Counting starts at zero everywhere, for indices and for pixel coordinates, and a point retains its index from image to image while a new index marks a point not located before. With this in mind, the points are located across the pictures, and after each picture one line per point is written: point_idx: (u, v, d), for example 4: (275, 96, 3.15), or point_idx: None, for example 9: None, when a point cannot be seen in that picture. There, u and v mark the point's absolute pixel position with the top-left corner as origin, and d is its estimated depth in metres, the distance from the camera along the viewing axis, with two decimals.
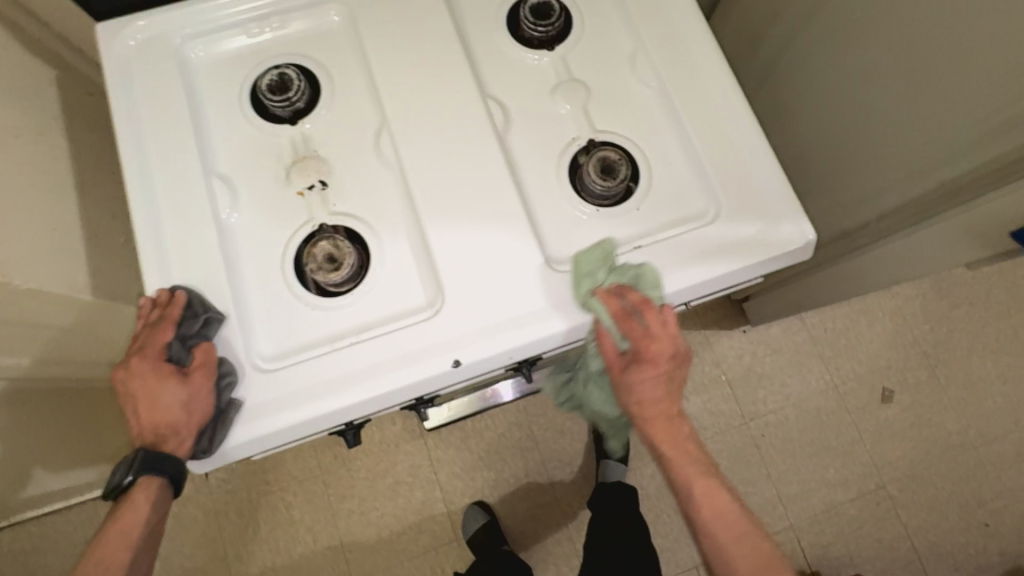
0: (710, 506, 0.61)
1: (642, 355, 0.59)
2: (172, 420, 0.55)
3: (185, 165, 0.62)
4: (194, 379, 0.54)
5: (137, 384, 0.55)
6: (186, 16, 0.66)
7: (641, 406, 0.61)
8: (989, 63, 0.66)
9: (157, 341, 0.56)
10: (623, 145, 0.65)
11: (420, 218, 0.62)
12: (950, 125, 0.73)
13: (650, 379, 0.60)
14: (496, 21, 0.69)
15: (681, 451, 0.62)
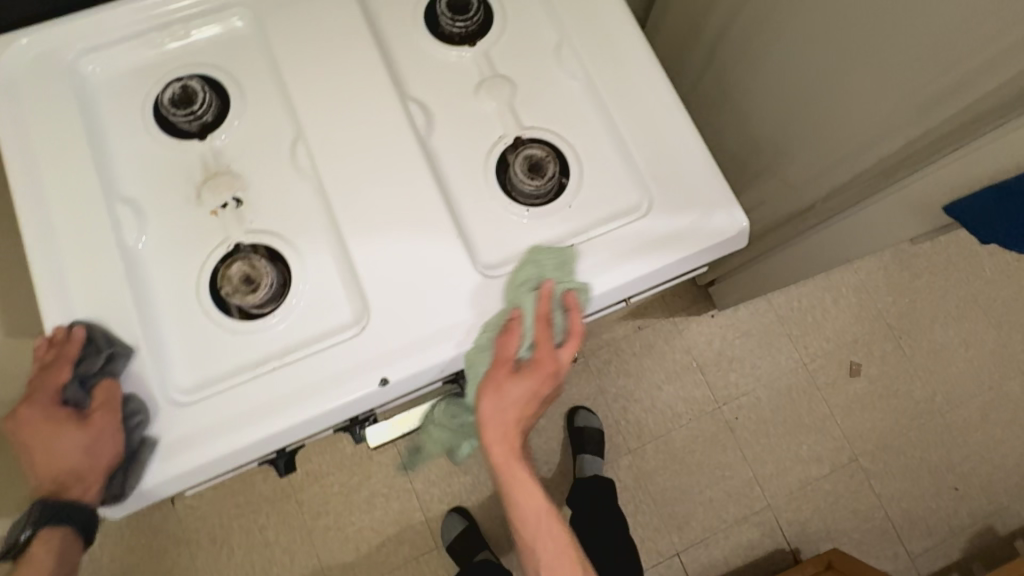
0: (548, 550, 0.63)
1: (534, 369, 0.56)
2: (73, 467, 0.52)
3: (84, 191, 0.58)
4: (93, 421, 0.52)
5: (32, 432, 0.52)
6: (77, 30, 0.62)
7: (508, 419, 0.57)
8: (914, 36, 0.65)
9: (54, 384, 0.53)
10: (552, 141, 0.63)
11: (342, 231, 0.59)
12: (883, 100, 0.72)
13: (521, 397, 0.57)
14: (414, 19, 0.66)
15: (529, 487, 0.61)
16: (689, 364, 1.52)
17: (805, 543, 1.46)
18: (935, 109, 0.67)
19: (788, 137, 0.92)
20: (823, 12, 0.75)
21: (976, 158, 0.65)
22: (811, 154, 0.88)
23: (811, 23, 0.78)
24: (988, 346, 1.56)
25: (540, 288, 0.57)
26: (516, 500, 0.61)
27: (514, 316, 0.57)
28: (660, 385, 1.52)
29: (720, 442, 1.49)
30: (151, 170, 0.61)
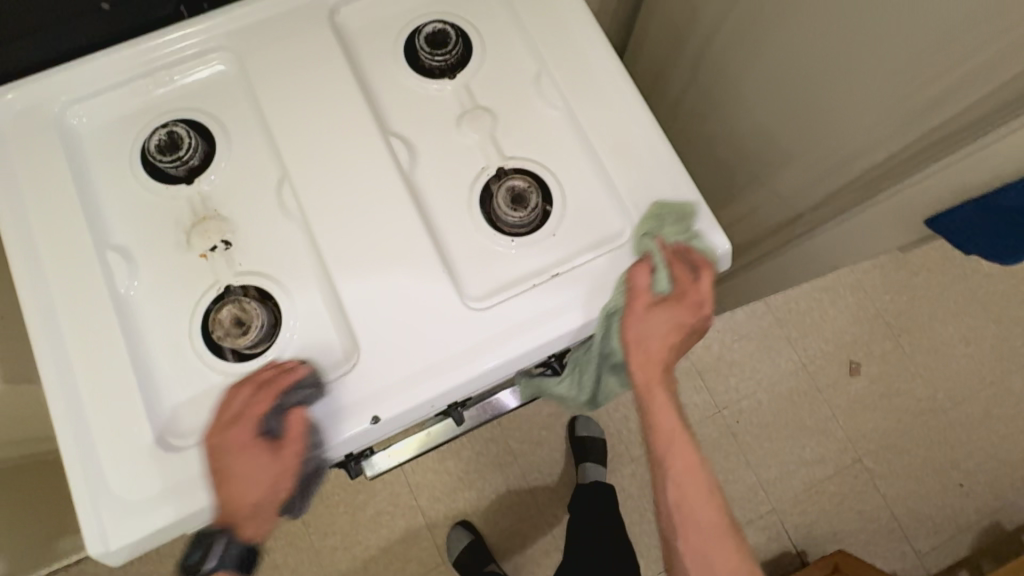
0: (688, 491, 0.60)
1: (680, 297, 0.58)
2: (269, 497, 0.54)
3: (76, 241, 0.60)
4: (290, 452, 0.54)
5: (231, 466, 0.53)
6: (64, 82, 0.63)
7: (649, 347, 0.58)
8: (891, 52, 0.65)
9: (246, 418, 0.54)
10: (534, 170, 0.64)
11: (329, 270, 0.60)
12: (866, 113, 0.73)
13: (672, 325, 0.58)
14: (394, 55, 0.68)
15: (671, 418, 0.59)
16: (689, 370, 1.53)
17: (811, 545, 1.46)
18: (917, 122, 0.67)
19: (773, 149, 0.92)
20: (802, 28, 0.76)
21: (963, 170, 0.66)
22: (798, 165, 0.89)
23: (792, 37, 0.79)
24: (988, 340, 1.56)
25: (657, 238, 0.60)
26: (657, 436, 0.60)
27: (643, 261, 0.59)
28: None
29: (722, 447, 1.49)
30: (141, 217, 0.62)
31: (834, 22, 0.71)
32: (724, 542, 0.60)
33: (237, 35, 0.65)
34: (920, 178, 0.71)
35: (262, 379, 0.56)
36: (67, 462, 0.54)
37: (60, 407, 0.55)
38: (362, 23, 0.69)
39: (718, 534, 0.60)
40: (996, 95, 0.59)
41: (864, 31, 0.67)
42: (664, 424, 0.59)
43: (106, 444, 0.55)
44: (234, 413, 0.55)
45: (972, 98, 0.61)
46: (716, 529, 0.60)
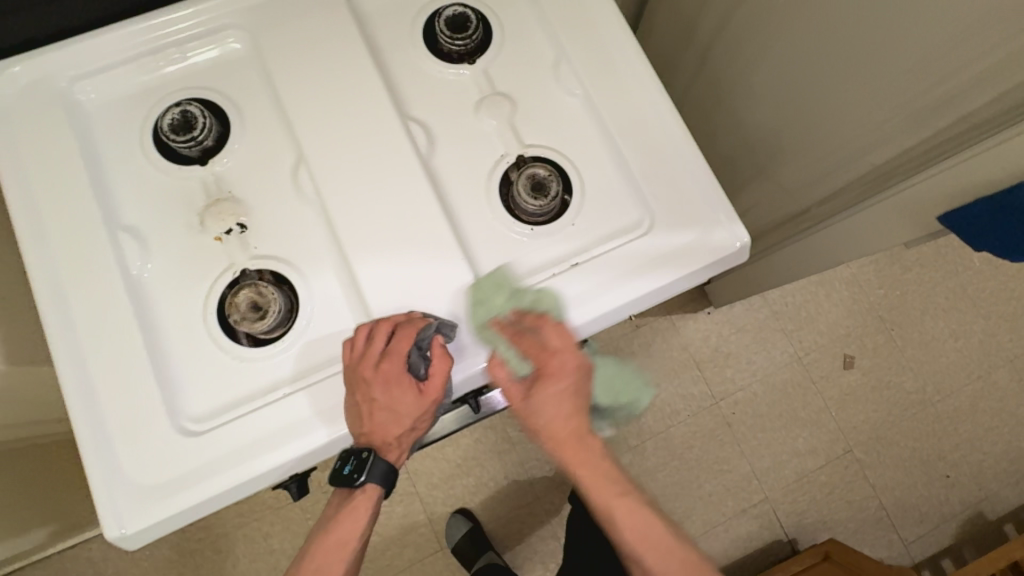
0: (632, 534, 0.55)
1: (542, 372, 0.55)
2: (402, 432, 0.54)
3: (87, 221, 0.58)
4: (434, 392, 0.52)
5: (382, 403, 0.51)
6: (71, 56, 0.61)
7: (556, 431, 0.55)
8: (902, 55, 0.66)
9: (392, 356, 0.51)
10: (554, 159, 0.63)
11: (347, 256, 0.59)
12: (875, 113, 0.73)
13: (549, 397, 0.55)
14: (412, 37, 0.66)
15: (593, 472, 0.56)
16: (687, 361, 1.54)
17: (801, 533, 1.49)
18: (931, 117, 0.67)
19: (783, 143, 0.92)
20: (812, 26, 0.76)
21: (961, 173, 0.66)
22: (806, 162, 0.89)
23: (805, 29, 0.78)
24: (975, 336, 1.59)
25: (494, 321, 0.56)
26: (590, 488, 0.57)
27: (493, 356, 0.56)
28: (659, 383, 1.54)
29: (718, 437, 1.51)
30: (152, 198, 0.60)
31: (846, 22, 0.71)
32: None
33: (251, 13, 0.64)
34: (921, 180, 0.72)
35: (395, 326, 0.52)
36: (82, 445, 0.53)
37: (73, 390, 0.54)
38: (379, 3, 0.67)
39: (687, 572, 0.54)
40: (1001, 100, 0.60)
41: (874, 33, 0.68)
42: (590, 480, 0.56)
43: (122, 427, 0.54)
44: (378, 357, 0.51)
45: (979, 102, 0.62)
46: (675, 564, 0.55)
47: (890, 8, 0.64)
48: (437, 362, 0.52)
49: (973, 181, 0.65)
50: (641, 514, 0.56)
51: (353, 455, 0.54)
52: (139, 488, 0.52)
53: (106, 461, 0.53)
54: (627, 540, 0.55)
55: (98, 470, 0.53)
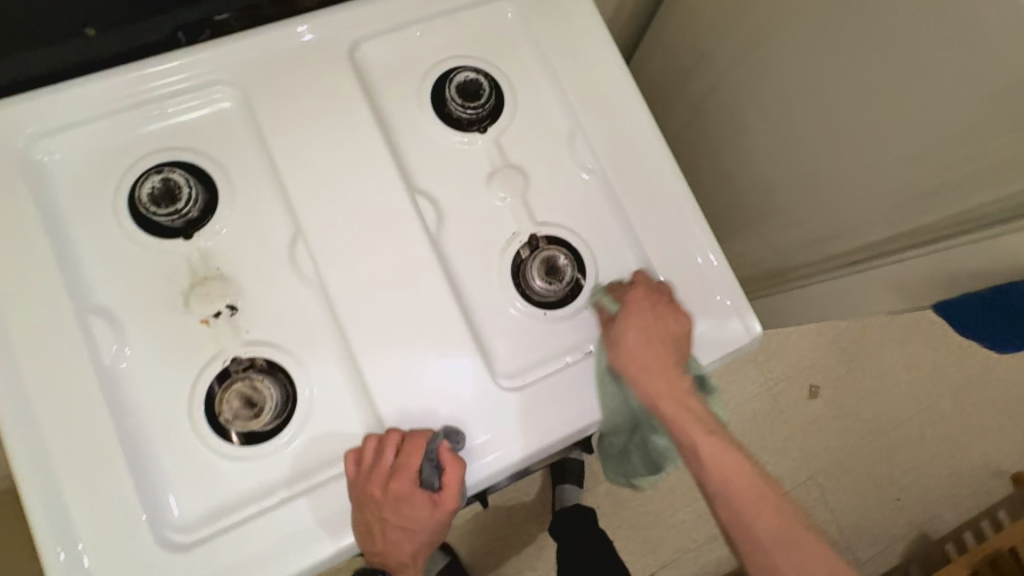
0: (719, 471, 0.50)
1: (629, 305, 0.56)
2: (418, 544, 0.52)
3: (51, 304, 0.51)
4: (448, 502, 0.50)
5: (394, 521, 0.50)
6: (31, 110, 0.54)
7: (639, 360, 0.53)
8: (898, 149, 0.69)
9: (402, 472, 0.49)
10: (568, 239, 0.61)
11: (350, 344, 0.55)
12: (864, 196, 0.77)
13: (643, 322, 0.54)
14: (419, 100, 0.62)
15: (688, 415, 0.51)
16: None
17: None
18: (926, 205, 0.69)
19: (773, 202, 0.94)
20: (813, 99, 0.78)
21: (954, 259, 0.68)
22: (793, 225, 0.92)
23: (807, 100, 0.79)
24: (928, 366, 1.67)
25: (611, 283, 0.60)
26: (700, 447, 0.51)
27: (597, 303, 0.58)
28: None
29: None
30: (129, 276, 0.54)
31: (845, 108, 0.74)
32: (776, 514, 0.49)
33: (244, 67, 0.58)
34: (903, 261, 0.74)
35: (396, 443, 0.49)
36: (47, 562, 0.47)
37: (37, 501, 0.48)
38: (383, 60, 0.63)
39: (763, 504, 0.49)
40: (991, 204, 0.63)
41: (870, 125, 0.71)
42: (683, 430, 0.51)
43: (94, 543, 0.48)
44: (387, 473, 0.48)
45: (970, 202, 0.65)
46: (759, 499, 0.49)
47: (892, 106, 0.67)
48: (451, 471, 0.49)
49: (967, 270, 0.67)
50: (728, 454, 0.50)
51: None
52: None
53: None
54: (712, 476, 0.50)
55: None
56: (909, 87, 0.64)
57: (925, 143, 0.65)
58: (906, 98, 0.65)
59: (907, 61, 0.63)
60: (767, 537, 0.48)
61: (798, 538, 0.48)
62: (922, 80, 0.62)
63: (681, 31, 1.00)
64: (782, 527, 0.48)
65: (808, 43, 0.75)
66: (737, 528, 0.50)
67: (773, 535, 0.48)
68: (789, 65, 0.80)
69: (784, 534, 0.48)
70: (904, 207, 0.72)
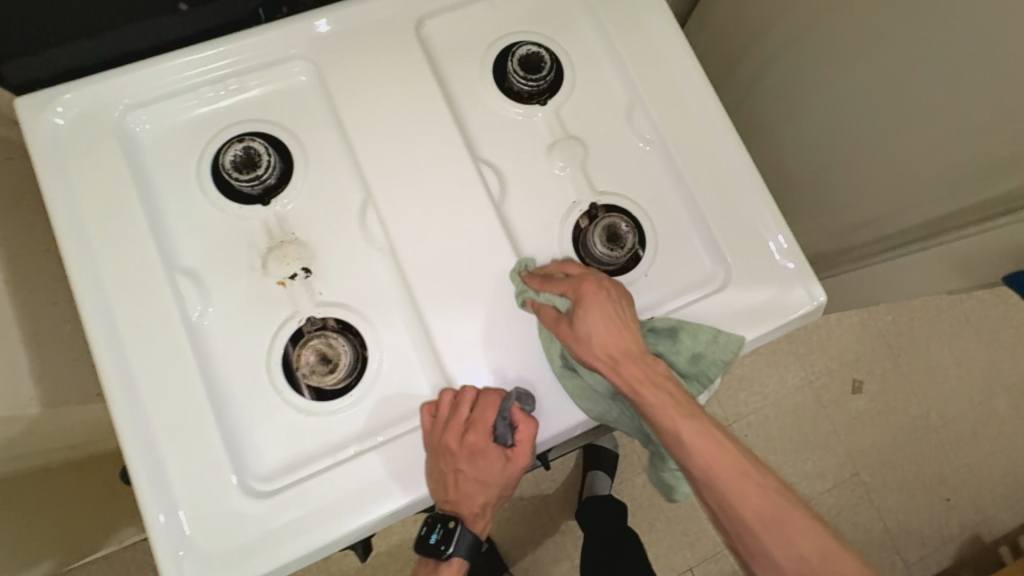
0: (704, 457, 0.48)
1: (580, 300, 0.52)
2: (488, 500, 0.54)
3: (144, 264, 0.55)
4: (520, 458, 0.53)
5: (469, 473, 0.52)
6: (124, 83, 0.57)
7: (612, 351, 0.51)
8: (955, 124, 0.68)
9: (478, 425, 0.51)
10: (627, 208, 0.62)
11: (418, 304, 0.56)
12: (915, 175, 0.76)
13: (602, 312, 0.52)
14: (481, 74, 0.64)
15: (670, 405, 0.49)
16: None
17: None
18: (990, 178, 0.67)
19: (825, 183, 0.92)
20: (864, 76, 0.77)
21: (995, 239, 0.68)
22: (846, 209, 0.90)
23: (858, 78, 0.78)
24: (979, 363, 1.61)
25: (530, 273, 0.57)
26: (675, 432, 0.49)
27: (533, 303, 0.55)
28: None
29: None
30: (211, 240, 0.57)
31: (897, 86, 0.72)
32: (787, 514, 0.47)
33: (317, 43, 0.60)
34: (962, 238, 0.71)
35: (471, 400, 0.51)
36: (141, 504, 0.50)
37: (135, 447, 0.51)
38: (447, 36, 0.65)
39: (745, 481, 0.48)
40: None
41: (926, 98, 0.70)
42: (662, 413, 0.49)
43: (186, 487, 0.51)
44: (464, 426, 0.50)
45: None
46: (749, 486, 0.47)
47: (947, 77, 0.66)
48: (524, 428, 0.52)
49: (1006, 249, 0.67)
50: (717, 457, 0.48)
51: (439, 525, 0.54)
52: (204, 552, 0.50)
53: (170, 523, 0.50)
54: (700, 466, 0.48)
55: (160, 530, 0.50)
56: (963, 59, 0.63)
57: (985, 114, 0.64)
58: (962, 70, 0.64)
59: (962, 30, 0.62)
60: (751, 516, 0.47)
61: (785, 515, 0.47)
62: (976, 51, 0.62)
63: (722, 18, 1.00)
64: (767, 503, 0.47)
65: (857, 22, 0.74)
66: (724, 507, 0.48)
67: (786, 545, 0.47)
68: (836, 45, 0.79)
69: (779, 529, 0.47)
70: (966, 181, 0.70)
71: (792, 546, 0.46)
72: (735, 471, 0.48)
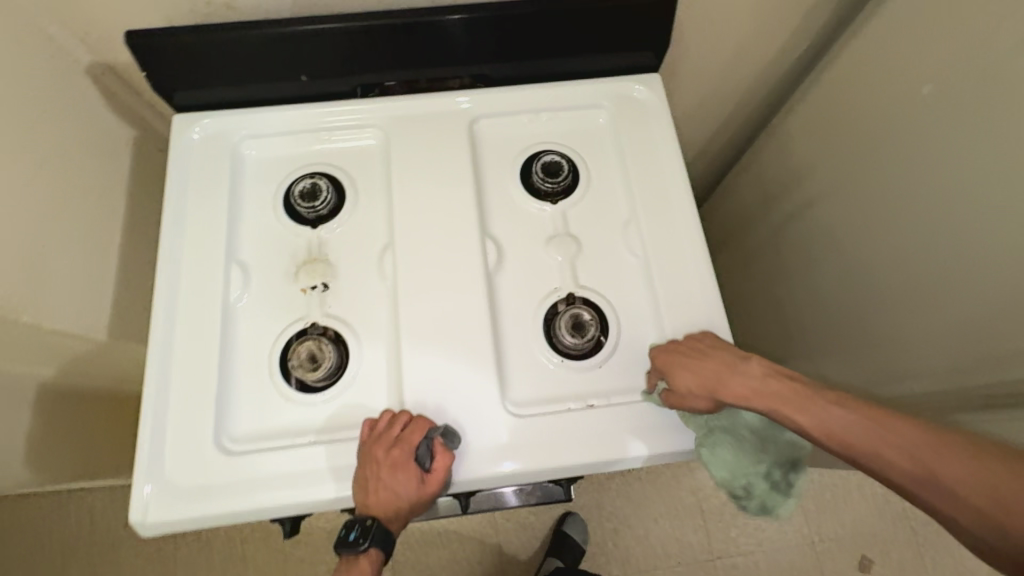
0: (839, 434, 0.55)
1: (670, 371, 0.63)
2: (400, 511, 0.61)
3: (213, 250, 0.71)
4: (434, 482, 0.60)
5: (386, 482, 0.60)
6: (247, 120, 0.77)
7: (713, 387, 0.61)
8: (960, 308, 0.71)
9: (403, 444, 0.59)
10: (597, 304, 0.71)
11: (400, 336, 0.67)
12: (901, 350, 0.81)
13: (684, 367, 0.62)
14: (510, 168, 0.78)
15: (795, 403, 0.57)
16: (693, 507, 1.42)
17: None
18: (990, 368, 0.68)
19: (834, 334, 0.94)
20: (880, 245, 0.81)
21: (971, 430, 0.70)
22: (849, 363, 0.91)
23: (874, 244, 0.83)
24: None
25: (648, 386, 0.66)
26: (787, 411, 0.57)
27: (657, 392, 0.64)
28: (657, 518, 1.41)
29: None
30: (266, 245, 0.73)
31: (898, 265, 0.79)
32: (913, 444, 0.52)
33: (391, 120, 0.78)
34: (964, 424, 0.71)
35: (402, 422, 0.61)
36: (141, 430, 0.63)
37: (153, 383, 0.64)
38: (494, 133, 0.80)
39: (876, 426, 0.53)
40: None
41: (936, 277, 0.73)
42: (779, 406, 0.58)
43: (179, 427, 0.64)
44: (391, 440, 0.60)
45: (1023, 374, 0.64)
46: (878, 430, 0.53)
47: (961, 264, 0.70)
48: (441, 458, 0.60)
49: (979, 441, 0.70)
50: (835, 414, 0.55)
51: (359, 522, 0.62)
52: (172, 482, 0.61)
53: (155, 450, 0.62)
54: (833, 439, 0.55)
55: (145, 453, 0.62)
56: (974, 247, 0.68)
57: (991, 306, 0.67)
58: (972, 260, 0.68)
59: (975, 227, 0.67)
60: (897, 462, 0.52)
61: (931, 450, 0.51)
62: (986, 247, 0.66)
63: (756, 165, 1.07)
64: (903, 440, 0.52)
65: (865, 202, 0.83)
66: (870, 459, 0.53)
67: (966, 481, 0.49)
68: (854, 212, 0.85)
69: (925, 460, 0.51)
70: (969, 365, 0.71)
71: (956, 472, 0.50)
72: (845, 422, 0.55)
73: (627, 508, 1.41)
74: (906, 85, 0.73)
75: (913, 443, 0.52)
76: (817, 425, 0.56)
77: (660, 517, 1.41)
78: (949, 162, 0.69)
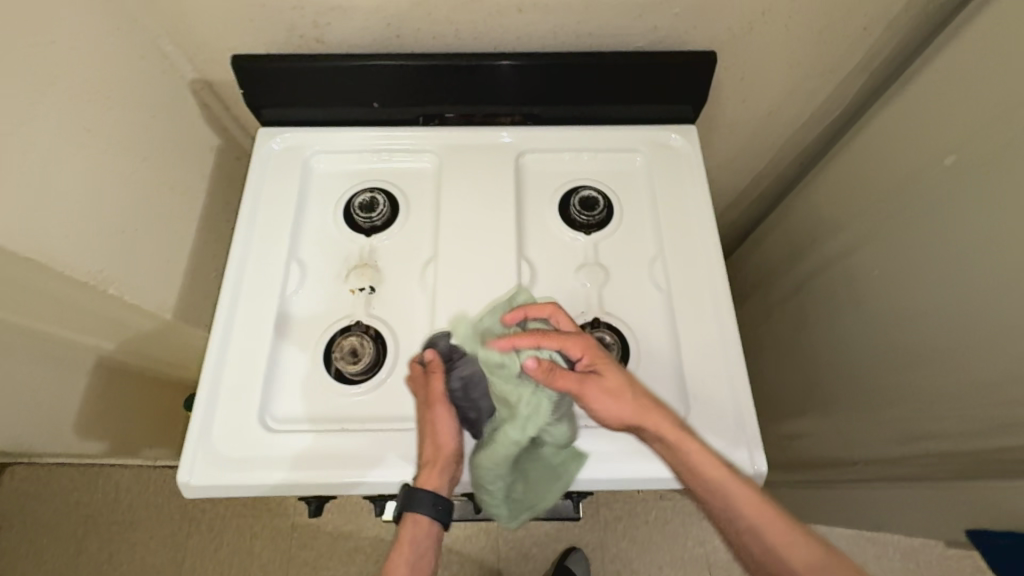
0: (729, 501, 0.60)
1: (597, 378, 0.63)
2: (432, 453, 0.65)
3: (278, 248, 0.79)
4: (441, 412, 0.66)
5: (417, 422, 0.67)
6: (322, 138, 0.87)
7: (627, 415, 0.62)
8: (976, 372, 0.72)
9: (421, 382, 0.69)
10: (620, 330, 0.75)
11: (434, 340, 0.73)
12: (916, 409, 0.82)
13: (608, 384, 0.63)
14: (549, 200, 0.84)
15: (702, 460, 0.61)
16: (699, 557, 1.39)
17: None
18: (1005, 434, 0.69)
19: (852, 388, 0.95)
20: (900, 304, 0.84)
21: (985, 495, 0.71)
22: (866, 419, 0.92)
23: (894, 302, 0.85)
24: None
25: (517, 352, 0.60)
26: (693, 467, 0.61)
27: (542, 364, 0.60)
28: (663, 565, 1.38)
29: None
30: (324, 247, 0.81)
31: (918, 325, 0.81)
32: (782, 530, 0.59)
33: (447, 148, 0.86)
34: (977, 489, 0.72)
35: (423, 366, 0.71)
36: (197, 400, 0.69)
37: (212, 359, 0.72)
38: (538, 167, 0.87)
39: (759, 509, 0.60)
40: None
41: (954, 339, 0.75)
42: (690, 461, 0.61)
43: (230, 401, 0.70)
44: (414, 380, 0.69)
45: None
46: (759, 510, 0.60)
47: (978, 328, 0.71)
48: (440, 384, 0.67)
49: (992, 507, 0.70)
50: (732, 486, 0.60)
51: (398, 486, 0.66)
52: (218, 450, 0.67)
53: (207, 419, 0.69)
54: (720, 503, 0.60)
55: (198, 421, 0.68)
56: (991, 313, 0.70)
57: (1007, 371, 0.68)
58: (989, 325, 0.70)
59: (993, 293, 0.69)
60: (766, 540, 0.59)
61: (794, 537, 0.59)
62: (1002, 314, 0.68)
63: (784, 220, 1.12)
64: (778, 525, 0.59)
65: (887, 261, 0.85)
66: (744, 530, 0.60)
67: (803, 562, 0.58)
68: (877, 270, 0.88)
69: (786, 547, 0.59)
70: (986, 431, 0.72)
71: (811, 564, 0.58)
72: (737, 493, 0.60)
73: (632, 551, 1.39)
74: (931, 156, 0.77)
75: (784, 532, 0.59)
76: (715, 489, 0.60)
77: (665, 564, 1.38)
78: (971, 229, 0.72)
